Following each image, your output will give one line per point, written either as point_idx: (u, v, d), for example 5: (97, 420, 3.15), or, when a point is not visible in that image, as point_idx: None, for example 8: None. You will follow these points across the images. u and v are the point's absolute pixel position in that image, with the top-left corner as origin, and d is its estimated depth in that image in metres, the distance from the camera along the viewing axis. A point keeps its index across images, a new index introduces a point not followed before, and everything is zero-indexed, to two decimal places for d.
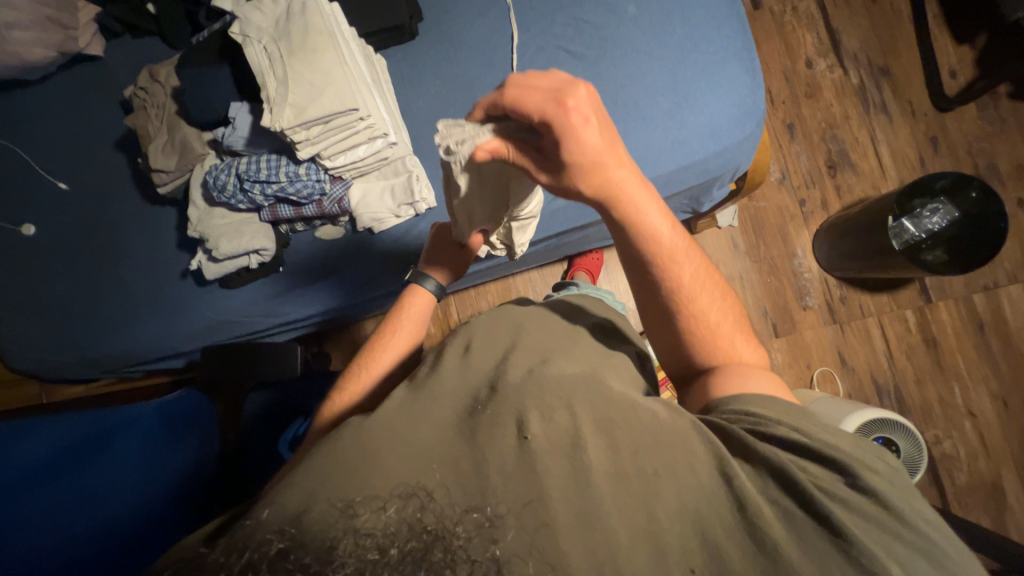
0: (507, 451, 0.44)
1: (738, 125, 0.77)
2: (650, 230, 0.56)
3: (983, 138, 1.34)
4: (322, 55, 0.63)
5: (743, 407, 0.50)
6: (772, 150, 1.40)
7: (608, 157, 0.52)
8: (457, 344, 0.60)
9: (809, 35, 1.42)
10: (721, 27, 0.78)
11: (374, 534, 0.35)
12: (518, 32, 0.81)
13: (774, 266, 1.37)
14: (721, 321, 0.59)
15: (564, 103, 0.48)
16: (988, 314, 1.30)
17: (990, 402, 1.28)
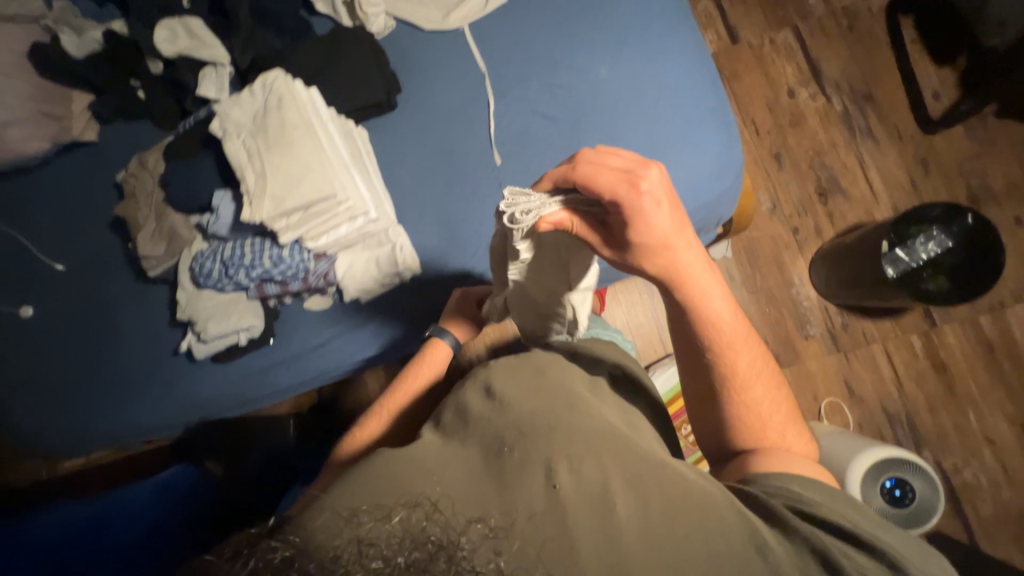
0: (535, 493, 0.46)
1: (715, 179, 0.79)
2: (713, 316, 0.62)
3: (974, 157, 1.33)
4: (300, 149, 0.68)
5: (787, 485, 0.55)
6: (761, 180, 1.40)
7: (676, 239, 0.55)
8: (477, 387, 0.62)
9: (789, 66, 1.43)
10: (692, 85, 0.80)
11: (388, 547, 0.36)
12: (494, 100, 0.83)
13: (772, 296, 1.35)
14: (773, 409, 0.66)
15: (637, 186, 0.51)
16: (997, 335, 1.26)
17: (1009, 427, 1.23)
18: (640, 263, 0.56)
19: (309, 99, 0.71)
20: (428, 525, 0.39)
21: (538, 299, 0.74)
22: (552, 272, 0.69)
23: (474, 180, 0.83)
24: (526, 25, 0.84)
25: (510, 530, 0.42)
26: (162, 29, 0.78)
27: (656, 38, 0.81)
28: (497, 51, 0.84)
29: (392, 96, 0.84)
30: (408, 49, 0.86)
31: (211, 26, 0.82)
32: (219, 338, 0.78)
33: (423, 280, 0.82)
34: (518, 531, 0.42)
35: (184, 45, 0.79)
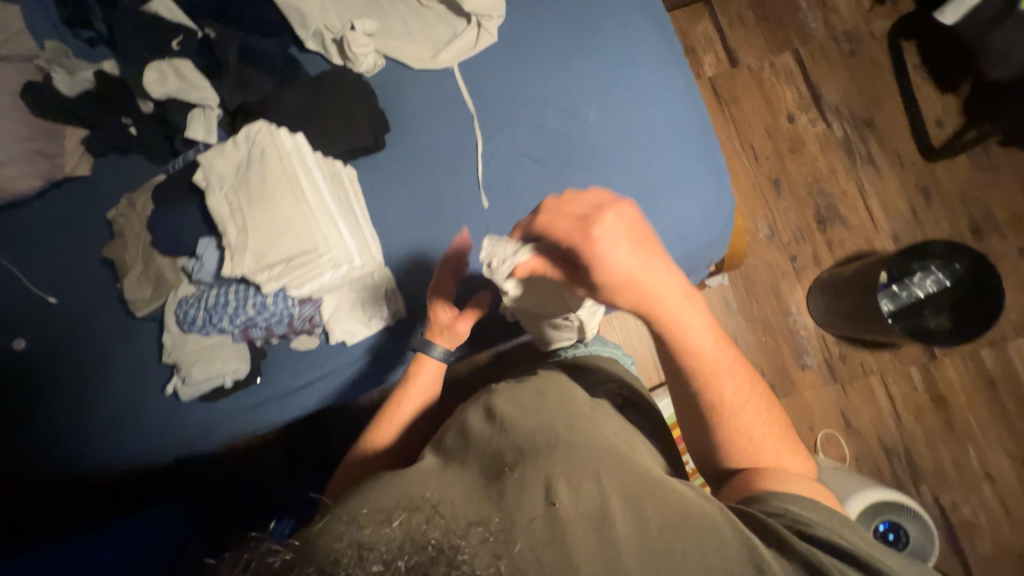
0: (534, 508, 0.45)
1: (704, 226, 0.78)
2: (694, 344, 0.62)
3: (976, 185, 1.30)
4: (282, 202, 0.70)
5: (790, 506, 0.55)
6: (759, 206, 1.38)
7: (645, 278, 0.55)
8: (479, 408, 0.63)
9: (789, 90, 1.42)
10: (681, 131, 0.79)
11: (388, 547, 0.37)
12: (483, 142, 0.83)
13: (768, 325, 1.33)
14: (765, 432, 0.66)
15: (589, 232, 0.53)
16: (997, 369, 1.24)
17: (1009, 463, 1.21)
18: (613, 299, 0.57)
19: (294, 146, 0.72)
20: (427, 530, 0.39)
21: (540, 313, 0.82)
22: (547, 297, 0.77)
23: (461, 222, 0.82)
24: (516, 66, 0.84)
25: (509, 541, 0.42)
26: (151, 72, 0.79)
27: (646, 81, 0.81)
28: (487, 92, 0.84)
29: (379, 140, 0.84)
30: (398, 88, 0.86)
31: (201, 67, 0.82)
32: (204, 381, 0.78)
33: (409, 323, 0.82)
34: (517, 542, 0.42)
35: (174, 87, 0.79)
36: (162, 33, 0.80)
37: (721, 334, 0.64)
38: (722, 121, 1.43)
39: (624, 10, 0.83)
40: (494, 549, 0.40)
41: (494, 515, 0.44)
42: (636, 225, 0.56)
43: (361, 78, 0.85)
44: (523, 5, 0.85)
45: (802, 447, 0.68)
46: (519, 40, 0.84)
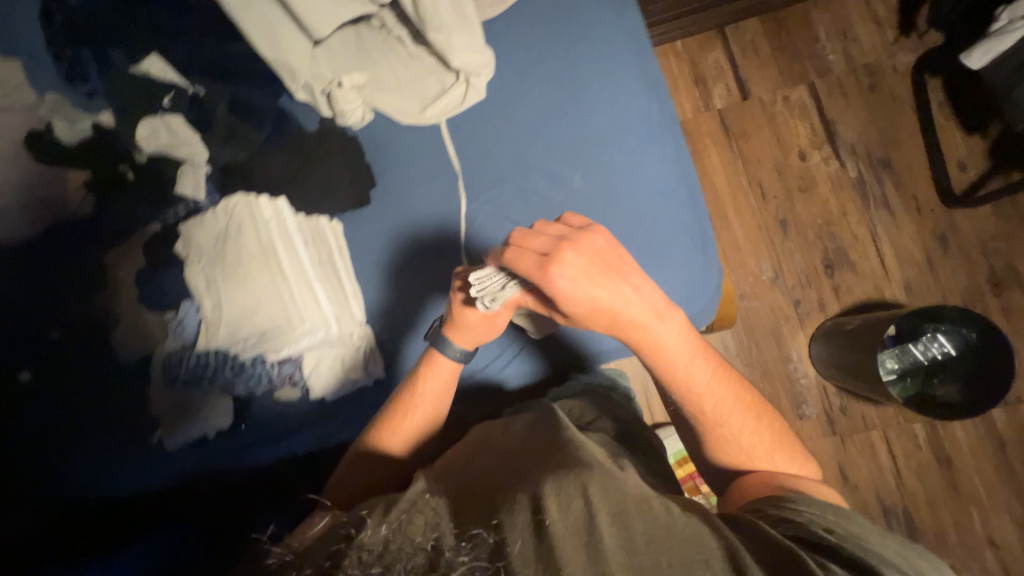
0: (523, 522, 0.47)
1: (685, 301, 0.77)
2: (669, 361, 0.68)
3: (998, 236, 1.24)
4: (254, 277, 0.74)
5: (790, 507, 0.56)
6: (764, 246, 1.34)
7: (607, 303, 0.63)
8: (489, 437, 0.70)
9: (803, 126, 1.36)
10: (668, 200, 0.78)
11: (388, 553, 0.43)
12: (466, 204, 0.83)
13: (767, 371, 1.29)
14: (755, 438, 0.70)
15: (549, 269, 0.61)
16: (1009, 433, 1.18)
17: (1015, 531, 1.15)
18: (590, 324, 0.67)
19: (275, 213, 0.77)
20: (420, 543, 0.45)
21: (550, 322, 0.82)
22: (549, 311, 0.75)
23: (441, 284, 0.83)
24: (504, 127, 0.83)
25: (498, 546, 0.44)
26: (146, 125, 0.82)
27: (635, 148, 0.79)
28: (474, 152, 0.84)
29: (363, 203, 0.85)
30: (385, 145, 0.86)
31: (196, 124, 0.83)
32: (185, 432, 0.78)
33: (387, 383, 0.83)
34: (508, 546, 0.44)
35: (167, 144, 0.82)
36: (156, 91, 0.82)
37: (698, 352, 0.70)
38: (730, 156, 1.38)
39: (616, 74, 0.81)
40: (482, 550, 0.44)
41: (483, 521, 0.48)
42: (598, 257, 0.64)
43: (355, 141, 0.87)
44: (515, 62, 0.84)
45: (800, 447, 0.72)
46: (511, 100, 0.83)
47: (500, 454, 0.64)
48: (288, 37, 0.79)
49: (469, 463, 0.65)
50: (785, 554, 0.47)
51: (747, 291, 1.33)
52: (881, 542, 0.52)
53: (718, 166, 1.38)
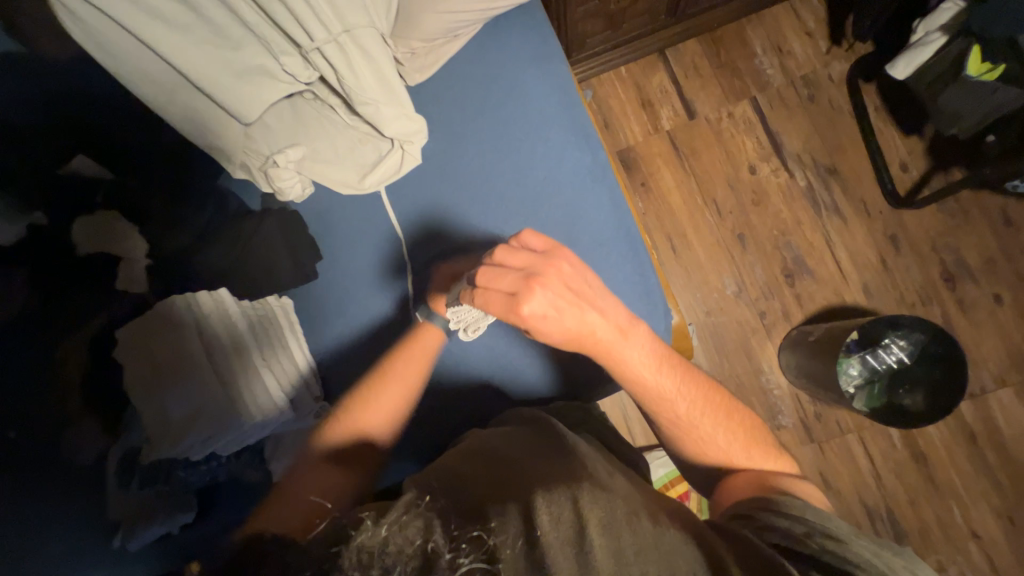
0: (513, 528, 0.43)
1: None
2: (638, 382, 0.68)
3: (945, 231, 1.27)
4: (194, 378, 0.70)
5: (781, 514, 0.53)
6: (725, 262, 1.35)
7: (579, 330, 0.64)
8: (475, 439, 0.66)
9: (749, 141, 1.39)
10: (608, 249, 0.83)
11: (386, 543, 0.41)
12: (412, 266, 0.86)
13: (741, 385, 1.30)
14: (730, 436, 0.69)
15: (519, 310, 0.61)
16: (979, 423, 1.20)
17: (996, 520, 1.17)
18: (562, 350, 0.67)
19: (214, 304, 0.75)
20: (416, 539, 0.41)
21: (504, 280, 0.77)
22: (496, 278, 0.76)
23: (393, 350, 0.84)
24: (448, 196, 0.87)
25: (487, 546, 0.41)
26: (79, 226, 0.78)
27: (571, 200, 0.84)
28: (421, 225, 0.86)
29: (309, 278, 0.86)
30: (333, 222, 0.88)
31: (129, 217, 0.84)
32: (144, 535, 0.75)
33: None
34: (497, 549, 0.40)
35: (107, 237, 0.79)
36: (88, 190, 0.81)
37: (668, 366, 0.69)
38: (683, 176, 1.40)
39: (545, 131, 0.87)
40: (477, 546, 0.41)
41: (472, 521, 0.45)
42: (565, 286, 0.64)
43: (299, 219, 0.87)
44: (451, 127, 0.88)
45: (775, 443, 0.70)
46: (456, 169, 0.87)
47: (478, 452, 0.61)
48: (223, 129, 0.77)
49: (454, 459, 0.61)
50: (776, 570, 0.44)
51: (713, 307, 1.34)
52: (861, 542, 0.49)
53: (672, 187, 1.40)
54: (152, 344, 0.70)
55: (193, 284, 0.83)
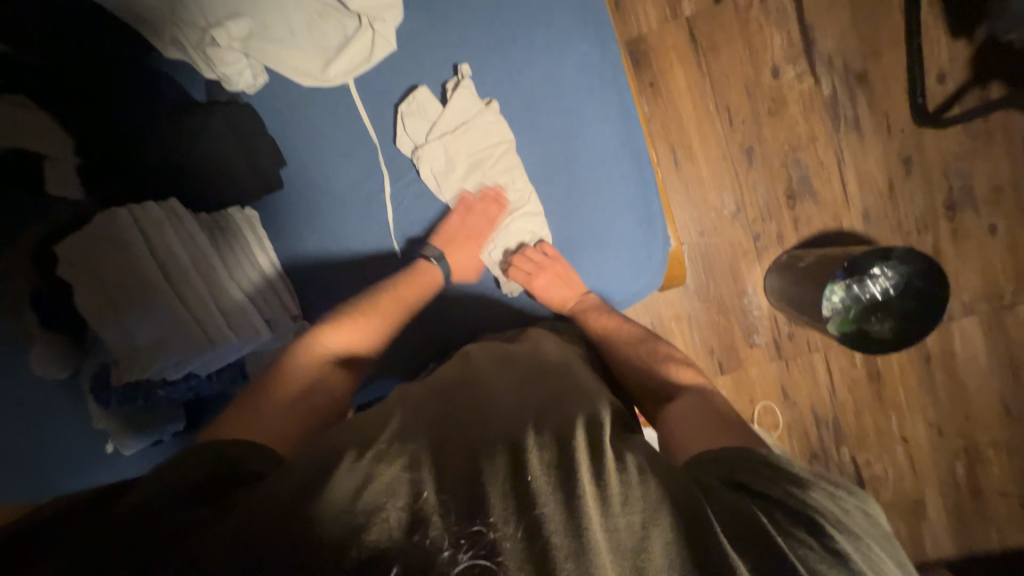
0: (499, 477, 0.46)
1: (633, 274, 0.78)
2: (597, 322, 0.76)
3: (962, 156, 1.20)
4: (160, 302, 0.63)
5: (745, 451, 0.51)
6: (727, 179, 1.27)
7: (565, 292, 0.77)
8: (456, 361, 0.71)
9: (778, 36, 1.21)
10: (609, 168, 0.76)
11: (357, 504, 0.44)
12: (390, 181, 0.78)
13: (723, 306, 1.32)
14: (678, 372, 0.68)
15: (532, 280, 0.76)
16: (936, 347, 1.28)
17: (926, 430, 1.30)
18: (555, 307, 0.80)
19: (168, 220, 0.67)
20: (399, 496, 0.45)
21: (475, 138, 0.76)
22: (467, 140, 0.77)
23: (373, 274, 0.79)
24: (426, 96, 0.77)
25: (474, 499, 0.44)
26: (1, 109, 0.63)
27: (571, 107, 0.75)
28: (422, 175, 0.78)
29: (272, 188, 0.77)
30: (300, 127, 0.77)
31: (38, 100, 0.68)
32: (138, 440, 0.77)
33: None
34: (486, 502, 0.44)
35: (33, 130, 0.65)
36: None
37: (604, 312, 0.76)
38: (697, 77, 1.24)
39: (545, 20, 0.74)
40: (451, 515, 0.43)
41: (458, 466, 0.47)
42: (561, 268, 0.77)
43: (256, 118, 0.74)
44: (437, 10, 0.75)
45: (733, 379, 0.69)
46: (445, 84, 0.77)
47: (451, 380, 0.64)
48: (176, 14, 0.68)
49: (429, 380, 0.66)
50: (744, 518, 0.44)
51: (708, 227, 1.29)
52: (819, 482, 0.48)
53: (684, 90, 1.25)
54: (108, 261, 0.62)
55: (137, 184, 0.73)
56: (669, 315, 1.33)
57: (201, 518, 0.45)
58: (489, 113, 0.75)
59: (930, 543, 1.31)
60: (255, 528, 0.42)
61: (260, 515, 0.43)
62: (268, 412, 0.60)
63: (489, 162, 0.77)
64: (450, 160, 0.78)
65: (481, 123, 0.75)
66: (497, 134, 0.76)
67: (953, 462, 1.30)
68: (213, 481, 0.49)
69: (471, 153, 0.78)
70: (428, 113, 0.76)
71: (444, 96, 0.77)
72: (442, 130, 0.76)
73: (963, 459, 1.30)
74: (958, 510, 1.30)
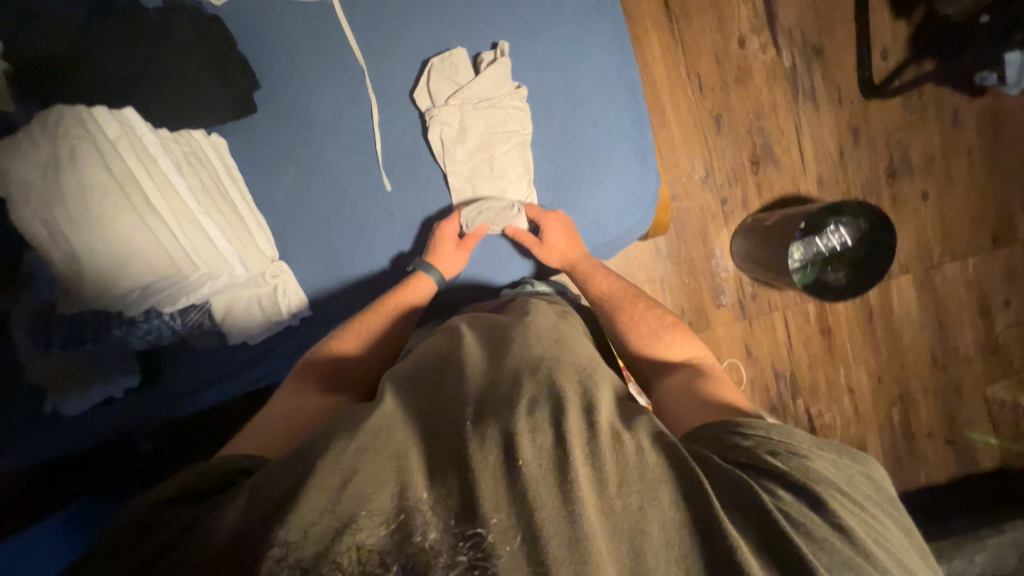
0: (491, 463, 0.45)
1: (627, 212, 0.79)
2: (596, 286, 0.79)
3: (901, 127, 1.32)
4: (118, 221, 0.54)
5: (747, 427, 0.53)
6: (698, 144, 1.32)
7: (570, 245, 0.77)
8: (442, 337, 0.69)
9: (745, 7, 1.28)
10: (607, 101, 0.77)
11: (343, 494, 0.43)
12: (378, 108, 0.74)
13: (693, 268, 1.37)
14: (670, 337, 0.72)
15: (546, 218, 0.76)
16: (878, 304, 1.40)
17: (868, 380, 1.43)
18: (550, 258, 0.78)
19: (122, 132, 0.55)
20: (385, 489, 0.44)
21: (494, 117, 0.75)
22: (485, 117, 0.75)
23: (361, 209, 0.76)
24: (413, 24, 0.75)
25: (466, 489, 0.44)
26: None
27: (569, 37, 0.76)
28: (430, 137, 0.75)
29: (246, 111, 0.68)
30: (277, 50, 0.72)
31: None
32: (86, 398, 0.69)
33: (320, 317, 0.78)
34: (478, 496, 0.43)
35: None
36: None
37: (607, 274, 0.79)
38: (671, 43, 1.28)
39: None
40: (448, 518, 0.42)
41: (448, 452, 0.47)
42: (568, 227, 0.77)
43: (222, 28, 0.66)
44: None
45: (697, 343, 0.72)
46: (480, 53, 0.76)
47: (442, 357, 0.63)
48: None
49: (420, 353, 0.66)
50: (746, 498, 0.46)
51: (680, 191, 1.34)
52: (815, 459, 0.50)
53: (659, 55, 1.28)
54: (51, 164, 0.51)
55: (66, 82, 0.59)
56: (643, 279, 1.36)
57: (183, 523, 0.46)
58: (517, 98, 0.75)
59: None
60: (230, 530, 0.43)
61: (232, 515, 0.44)
62: (267, 429, 0.60)
63: (500, 135, 0.75)
64: (462, 129, 0.75)
65: (508, 105, 0.74)
66: (515, 119, 0.75)
67: (891, 409, 1.43)
68: (203, 481, 0.52)
69: (483, 128, 0.76)
70: (457, 75, 0.74)
71: (478, 65, 0.75)
72: (466, 96, 0.74)
73: (898, 405, 1.43)
74: (895, 452, 1.43)
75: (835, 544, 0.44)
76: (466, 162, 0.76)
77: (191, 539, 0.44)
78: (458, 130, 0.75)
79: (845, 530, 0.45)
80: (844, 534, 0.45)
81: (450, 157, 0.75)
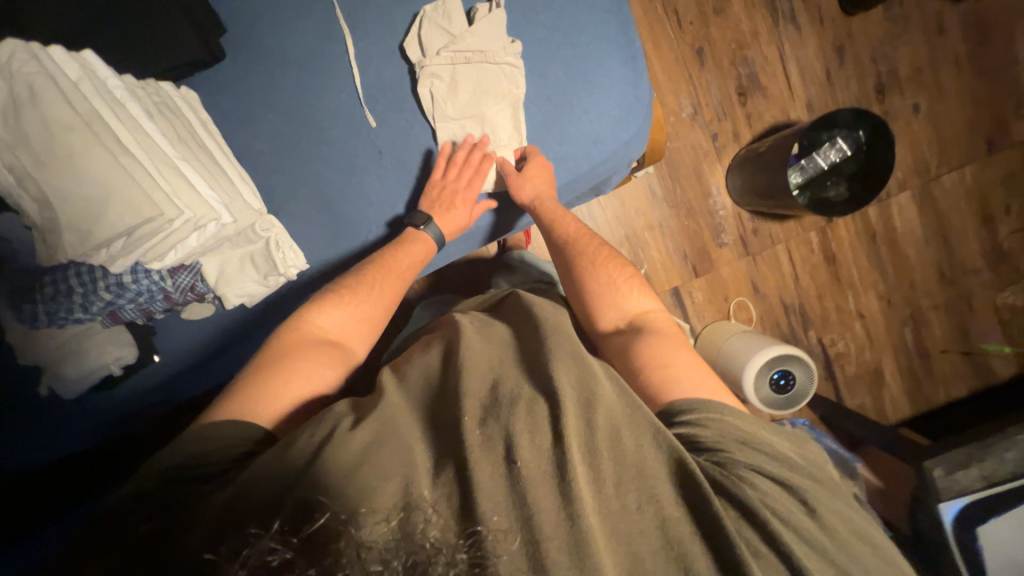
0: (491, 462, 0.42)
1: (623, 124, 0.76)
2: (562, 232, 0.74)
3: (885, 41, 1.30)
4: (89, 158, 0.51)
5: (743, 419, 0.50)
6: (682, 81, 1.29)
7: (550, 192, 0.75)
8: (431, 334, 0.64)
9: None
10: (591, 10, 0.74)
11: (349, 485, 0.41)
12: (352, 47, 0.72)
13: (691, 209, 1.35)
14: (628, 286, 0.68)
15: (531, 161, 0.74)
16: (880, 224, 1.38)
17: (878, 302, 1.41)
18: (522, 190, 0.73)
19: (82, 73, 0.54)
20: (391, 483, 0.41)
21: (485, 70, 0.72)
22: (477, 71, 0.72)
23: (347, 148, 0.73)
24: None
25: (465, 488, 0.40)
26: None
27: None
28: (420, 90, 0.72)
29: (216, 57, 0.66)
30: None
31: None
32: (83, 375, 0.67)
33: (318, 271, 0.75)
34: (476, 493, 0.40)
35: None
36: None
37: (571, 216, 0.75)
38: None
39: None
40: (450, 517, 0.39)
41: (445, 449, 0.44)
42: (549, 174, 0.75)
43: None
44: None
45: (656, 306, 0.66)
46: (474, 7, 0.74)
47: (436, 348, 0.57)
48: None
49: (415, 349, 0.62)
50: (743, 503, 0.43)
51: (669, 132, 1.31)
52: (795, 453, 0.49)
53: None
54: (20, 112, 0.50)
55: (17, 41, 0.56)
56: (641, 226, 1.34)
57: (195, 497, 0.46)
58: (510, 52, 0.72)
59: (892, 409, 1.41)
60: (233, 514, 0.41)
61: (239, 505, 0.42)
62: (257, 400, 0.56)
63: (492, 86, 0.73)
64: (449, 80, 0.72)
65: (501, 60, 0.72)
66: (506, 72, 0.72)
67: (903, 328, 1.42)
68: (206, 462, 0.49)
69: (472, 78, 0.72)
70: (449, 26, 0.72)
71: (471, 17, 0.73)
72: (457, 48, 0.71)
73: (911, 324, 1.42)
74: (912, 370, 1.42)
75: (818, 539, 0.43)
76: (456, 117, 0.74)
77: (191, 537, 0.41)
78: (449, 82, 0.72)
79: (827, 525, 0.44)
80: (824, 528, 0.44)
81: (438, 107, 0.73)
